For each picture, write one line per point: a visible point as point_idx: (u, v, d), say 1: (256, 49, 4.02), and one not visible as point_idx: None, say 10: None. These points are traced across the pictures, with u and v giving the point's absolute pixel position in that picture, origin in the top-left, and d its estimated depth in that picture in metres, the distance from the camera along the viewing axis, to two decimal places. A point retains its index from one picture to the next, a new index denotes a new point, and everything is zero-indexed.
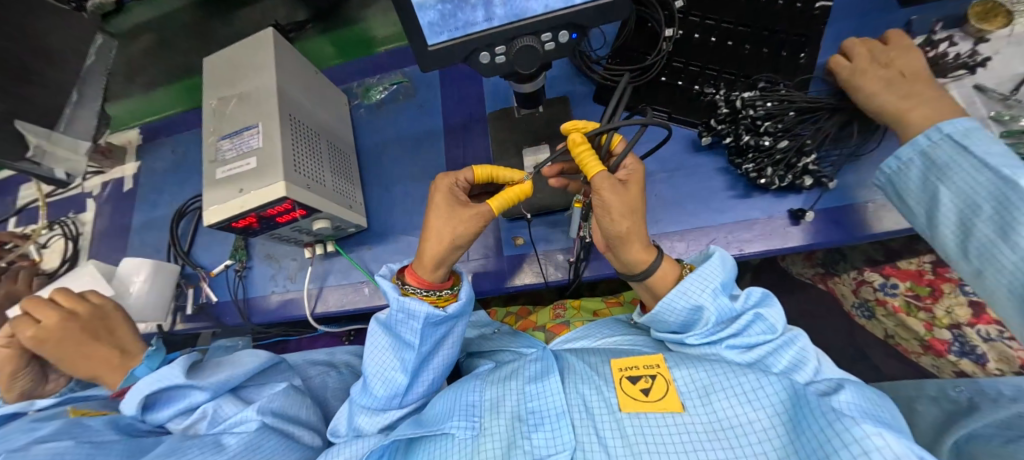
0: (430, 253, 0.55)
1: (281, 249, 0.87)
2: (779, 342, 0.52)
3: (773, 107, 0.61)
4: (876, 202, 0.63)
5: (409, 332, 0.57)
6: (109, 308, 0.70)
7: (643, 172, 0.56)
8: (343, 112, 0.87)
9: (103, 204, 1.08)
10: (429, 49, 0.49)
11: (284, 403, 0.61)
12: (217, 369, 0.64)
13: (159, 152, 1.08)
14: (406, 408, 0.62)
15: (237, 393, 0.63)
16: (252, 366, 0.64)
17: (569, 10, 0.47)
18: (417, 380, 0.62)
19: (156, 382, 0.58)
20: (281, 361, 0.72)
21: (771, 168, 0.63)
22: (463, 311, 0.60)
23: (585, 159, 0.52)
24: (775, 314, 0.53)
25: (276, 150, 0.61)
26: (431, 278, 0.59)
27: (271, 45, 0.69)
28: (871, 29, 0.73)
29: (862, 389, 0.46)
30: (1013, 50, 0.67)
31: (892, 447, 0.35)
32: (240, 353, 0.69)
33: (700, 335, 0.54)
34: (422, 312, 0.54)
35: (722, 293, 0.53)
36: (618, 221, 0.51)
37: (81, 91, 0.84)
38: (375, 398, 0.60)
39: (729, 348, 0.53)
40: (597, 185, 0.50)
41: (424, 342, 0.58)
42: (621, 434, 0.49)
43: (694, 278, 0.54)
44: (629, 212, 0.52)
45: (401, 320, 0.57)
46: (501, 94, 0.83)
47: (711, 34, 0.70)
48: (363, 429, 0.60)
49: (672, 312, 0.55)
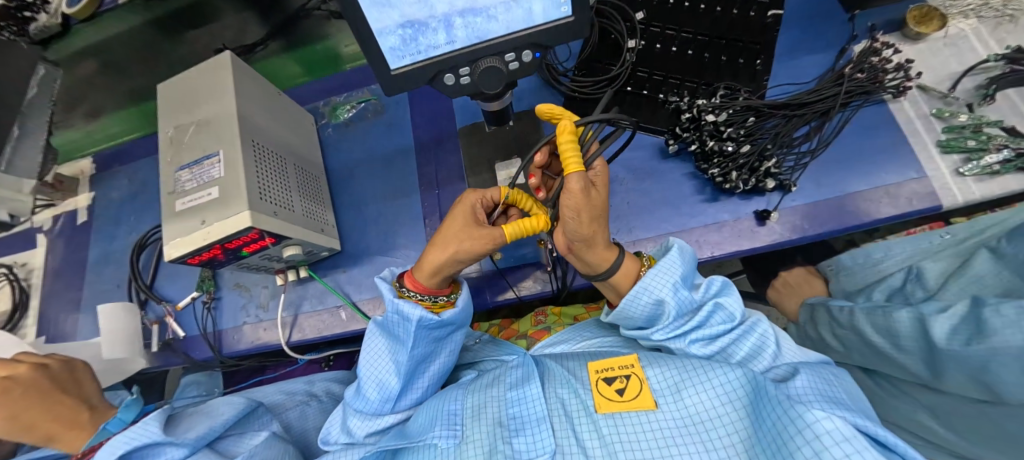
0: (432, 260, 0.58)
1: (251, 277, 0.85)
2: (741, 332, 0.54)
3: (733, 116, 0.66)
4: (836, 199, 0.65)
5: (405, 336, 0.58)
6: (77, 365, 0.69)
7: (608, 179, 0.57)
8: (310, 132, 0.85)
9: (56, 239, 1.02)
10: (391, 72, 0.49)
11: (262, 452, 0.59)
12: (193, 422, 0.62)
13: (114, 181, 1.03)
14: (399, 414, 0.63)
15: (215, 448, 0.62)
16: (230, 415, 0.64)
17: (532, 30, 0.48)
18: (410, 387, 0.63)
19: (131, 440, 0.55)
20: (259, 406, 0.72)
21: (736, 172, 0.65)
22: (458, 320, 0.61)
23: (565, 154, 0.48)
24: (732, 304, 0.55)
25: (239, 178, 0.59)
26: (429, 285, 0.61)
27: (229, 69, 0.67)
28: (820, 34, 0.77)
29: (813, 371, 0.47)
30: (949, 50, 0.72)
31: (841, 429, 0.37)
32: (215, 403, 0.68)
33: (665, 330, 0.55)
34: (417, 315, 0.55)
35: (679, 285, 0.55)
36: (586, 225, 0.52)
37: (24, 126, 0.79)
38: (368, 403, 0.61)
39: (697, 343, 0.54)
40: (571, 187, 0.48)
41: (419, 347, 0.59)
42: (598, 435, 0.50)
43: (657, 273, 0.56)
44: (593, 217, 0.53)
45: (395, 322, 0.59)
46: (471, 109, 0.83)
47: (672, 44, 0.73)
48: (356, 434, 0.61)
49: (637, 308, 0.57)
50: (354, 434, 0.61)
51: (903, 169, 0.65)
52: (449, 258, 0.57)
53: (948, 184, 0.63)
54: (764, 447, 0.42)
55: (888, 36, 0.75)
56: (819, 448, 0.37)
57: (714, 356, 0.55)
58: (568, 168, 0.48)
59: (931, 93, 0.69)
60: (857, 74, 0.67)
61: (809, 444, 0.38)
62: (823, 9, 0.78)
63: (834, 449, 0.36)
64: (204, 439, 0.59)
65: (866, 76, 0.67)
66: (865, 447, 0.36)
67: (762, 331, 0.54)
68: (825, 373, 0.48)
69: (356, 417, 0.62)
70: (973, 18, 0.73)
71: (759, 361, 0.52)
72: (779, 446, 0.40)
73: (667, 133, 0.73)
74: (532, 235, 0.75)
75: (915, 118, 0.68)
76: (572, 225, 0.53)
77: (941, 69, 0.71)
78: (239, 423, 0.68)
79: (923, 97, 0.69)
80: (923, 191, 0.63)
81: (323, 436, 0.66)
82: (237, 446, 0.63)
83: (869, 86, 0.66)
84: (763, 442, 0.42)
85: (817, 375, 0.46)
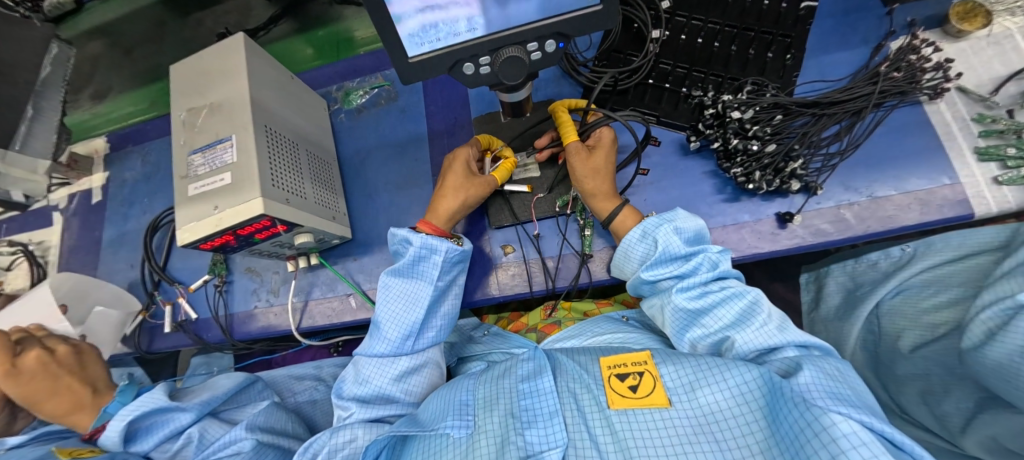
0: (446, 205, 0.65)
1: (262, 262, 0.85)
2: (730, 292, 0.54)
3: (759, 111, 0.63)
4: (861, 204, 0.63)
5: (426, 270, 0.63)
6: (84, 347, 0.69)
7: (615, 140, 0.66)
8: (322, 117, 0.84)
9: (71, 218, 1.03)
10: (409, 60, 0.48)
11: (269, 419, 0.61)
12: (194, 395, 0.64)
13: (128, 161, 1.03)
14: (413, 358, 0.64)
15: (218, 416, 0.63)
16: (230, 387, 0.66)
17: (556, 19, 0.46)
18: (428, 322, 0.65)
19: (135, 409, 0.56)
20: (257, 380, 0.74)
21: (759, 171, 0.62)
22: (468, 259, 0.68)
23: (563, 128, 0.64)
24: (720, 256, 0.57)
25: (251, 163, 0.58)
26: (443, 229, 0.66)
27: (243, 51, 0.66)
28: (855, 29, 0.73)
29: (827, 367, 0.46)
30: (993, 50, 0.67)
31: (859, 433, 0.36)
32: (214, 378, 0.70)
33: (651, 272, 0.58)
34: (445, 247, 0.61)
35: (672, 231, 0.57)
36: (581, 181, 0.63)
37: (36, 105, 0.79)
38: (388, 342, 0.62)
39: (681, 293, 0.56)
40: (568, 151, 0.63)
41: (443, 278, 0.63)
42: (610, 430, 0.49)
43: (654, 218, 0.59)
44: (593, 174, 0.62)
45: (422, 257, 0.62)
46: (487, 98, 0.81)
47: (698, 35, 0.71)
48: (372, 380, 0.62)
49: (631, 251, 0.61)
50: (372, 382, 0.62)
51: (935, 175, 0.62)
52: (458, 204, 0.65)
53: (983, 193, 0.60)
54: (782, 449, 0.40)
55: (927, 33, 0.71)
56: (837, 452, 0.35)
57: (701, 315, 0.55)
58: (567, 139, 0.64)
59: (970, 95, 0.65)
60: (893, 73, 0.64)
61: (827, 449, 0.36)
62: (857, 3, 0.74)
63: (852, 452, 0.34)
64: (208, 406, 0.61)
65: (904, 75, 0.63)
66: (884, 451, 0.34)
67: (752, 295, 0.54)
68: (839, 369, 0.46)
69: (371, 364, 0.63)
70: (1020, 16, 0.69)
71: (749, 326, 0.51)
72: (797, 449, 0.39)
73: (689, 129, 0.71)
74: (546, 228, 0.73)
75: (952, 121, 0.65)
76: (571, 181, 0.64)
77: (983, 70, 0.67)
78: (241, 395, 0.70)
79: (962, 99, 0.66)
80: (955, 199, 0.60)
81: (336, 389, 0.65)
82: (239, 414, 0.65)
83: (904, 86, 0.63)
84: (780, 445, 0.41)
85: (824, 369, 0.45)
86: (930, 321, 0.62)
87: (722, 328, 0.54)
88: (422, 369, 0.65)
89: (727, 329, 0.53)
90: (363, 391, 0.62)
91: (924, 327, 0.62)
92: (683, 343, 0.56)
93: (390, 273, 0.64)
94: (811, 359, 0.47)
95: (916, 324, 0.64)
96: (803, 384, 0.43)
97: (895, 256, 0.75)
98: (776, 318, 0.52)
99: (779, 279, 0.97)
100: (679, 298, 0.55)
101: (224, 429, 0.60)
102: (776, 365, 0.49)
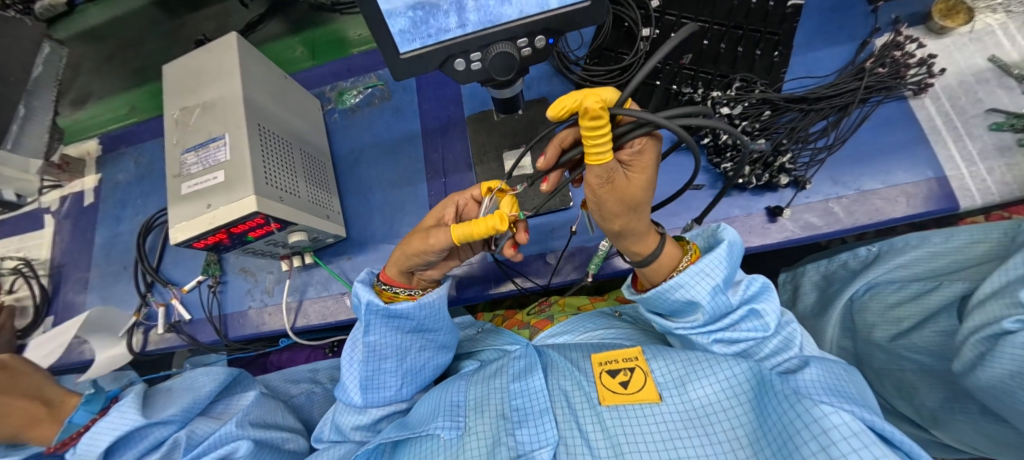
0: (396, 258, 0.60)
1: (257, 262, 0.85)
2: (765, 333, 0.50)
3: (749, 109, 0.64)
4: (849, 197, 0.64)
5: (364, 322, 0.60)
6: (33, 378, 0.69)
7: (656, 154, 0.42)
8: (316, 116, 0.84)
9: (63, 220, 1.02)
10: (401, 57, 0.48)
11: (259, 414, 0.63)
12: (174, 398, 0.63)
13: (120, 163, 1.02)
14: (379, 409, 0.62)
15: (206, 414, 0.64)
16: (212, 386, 0.65)
17: (546, 15, 0.46)
18: (383, 382, 0.61)
19: (115, 426, 0.57)
20: (243, 372, 0.74)
21: (749, 166, 0.64)
22: (417, 314, 0.58)
23: (587, 146, 0.37)
24: (766, 305, 0.50)
25: (244, 160, 0.58)
26: (400, 280, 0.63)
27: (235, 50, 0.66)
28: (841, 26, 0.75)
29: (822, 364, 0.46)
30: (975, 46, 0.69)
31: (850, 424, 0.36)
32: (193, 375, 0.68)
33: (691, 327, 0.51)
34: (364, 298, 0.57)
35: (721, 291, 0.49)
36: (610, 219, 0.46)
37: (29, 104, 0.78)
38: (353, 396, 0.61)
39: (722, 345, 0.51)
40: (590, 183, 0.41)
41: (376, 331, 0.59)
42: (601, 426, 0.50)
43: (694, 271, 0.49)
44: (626, 210, 0.45)
45: (358, 307, 0.60)
46: (480, 97, 0.82)
47: (687, 33, 0.72)
48: (345, 428, 0.60)
49: (662, 302, 0.52)
50: (344, 430, 0.61)
51: (920, 167, 0.63)
52: (402, 254, 0.58)
53: (967, 185, 0.61)
54: (770, 442, 0.41)
55: (911, 30, 0.72)
56: (826, 443, 0.36)
57: (733, 356, 0.51)
58: (589, 160, 0.38)
59: (953, 90, 0.67)
60: (878, 69, 0.65)
61: (816, 440, 0.37)
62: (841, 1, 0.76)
63: (842, 444, 0.35)
64: (189, 413, 0.61)
65: (888, 71, 0.65)
66: (873, 441, 0.35)
67: (791, 334, 0.50)
68: (832, 365, 0.47)
69: (346, 412, 0.62)
70: (1001, 13, 0.70)
71: (775, 360, 0.49)
72: (784, 440, 0.39)
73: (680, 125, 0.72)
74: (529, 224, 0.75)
75: (936, 115, 0.66)
76: (595, 216, 0.47)
77: (966, 65, 0.68)
78: (228, 389, 0.70)
79: (946, 94, 0.67)
80: (941, 191, 0.61)
81: (317, 432, 0.66)
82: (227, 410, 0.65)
83: (890, 82, 0.65)
84: (769, 438, 0.42)
85: (819, 365, 0.46)
86: (894, 315, 0.62)
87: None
88: (391, 416, 0.63)
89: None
90: (337, 435, 0.62)
91: (889, 321, 0.62)
92: None
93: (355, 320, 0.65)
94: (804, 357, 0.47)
95: (881, 319, 0.64)
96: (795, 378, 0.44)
97: (861, 256, 0.75)
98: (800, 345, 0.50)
99: (768, 275, 0.98)
100: (713, 345, 0.50)
101: (213, 425, 0.61)
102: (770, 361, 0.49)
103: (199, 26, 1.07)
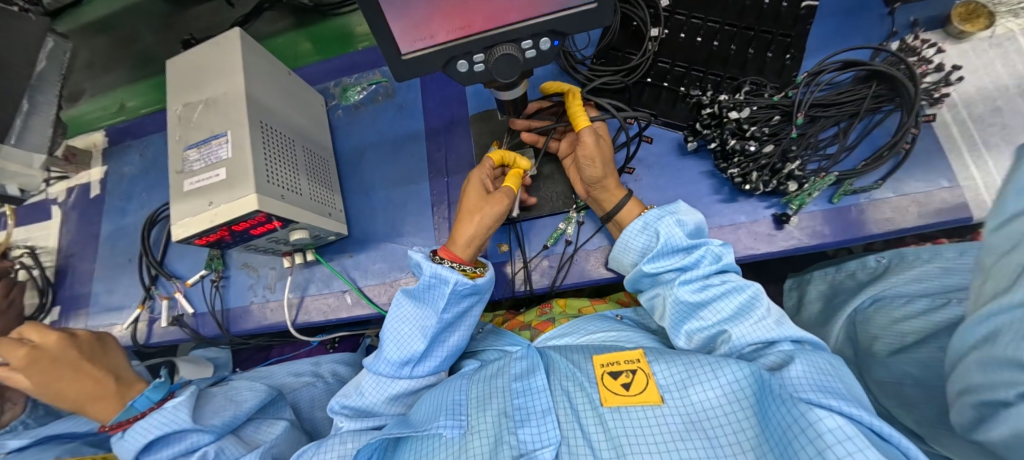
0: (465, 231, 0.63)
1: (258, 257, 0.85)
2: (730, 286, 0.54)
3: (758, 111, 0.61)
4: (858, 206, 0.63)
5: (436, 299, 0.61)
6: (102, 348, 0.72)
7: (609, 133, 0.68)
8: (319, 113, 0.83)
9: (70, 211, 1.03)
10: (403, 57, 0.48)
11: (283, 447, 0.64)
12: (218, 407, 0.65)
13: (126, 156, 1.03)
14: (414, 380, 0.64)
15: (238, 434, 0.64)
16: (252, 405, 0.67)
17: (551, 16, 0.45)
18: (431, 353, 0.64)
19: (162, 425, 0.58)
20: (278, 395, 0.75)
21: (756, 172, 0.62)
22: (486, 289, 0.64)
23: (576, 112, 0.61)
24: (722, 249, 0.56)
25: (246, 158, 0.58)
26: (462, 256, 0.64)
27: (238, 44, 0.65)
28: (855, 29, 0.73)
29: (818, 361, 0.45)
30: (995, 52, 0.66)
31: (845, 428, 0.35)
32: (242, 390, 0.71)
33: (650, 262, 0.58)
34: (452, 279, 0.58)
35: (674, 223, 0.58)
36: (596, 167, 0.61)
37: (33, 100, 0.79)
38: (390, 363, 0.63)
39: (683, 285, 0.55)
40: (583, 137, 0.60)
41: (447, 310, 0.61)
42: (604, 428, 0.49)
43: (655, 211, 0.60)
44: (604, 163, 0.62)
45: (433, 286, 0.60)
46: (484, 95, 0.81)
47: (697, 34, 0.70)
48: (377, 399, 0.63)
49: (631, 242, 0.61)
50: (370, 395, 0.64)
51: (934, 177, 0.62)
52: (478, 225, 0.63)
53: (981, 195, 0.60)
54: (772, 446, 0.40)
55: (929, 34, 0.70)
56: (822, 447, 0.35)
57: (700, 307, 0.55)
58: (579, 123, 0.61)
59: (969, 100, 0.65)
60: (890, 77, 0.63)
61: (814, 444, 0.36)
62: (856, 2, 0.74)
63: (837, 447, 0.34)
64: (227, 427, 0.62)
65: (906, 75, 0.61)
66: (868, 445, 0.34)
67: (752, 289, 0.53)
68: (833, 365, 0.46)
69: (375, 378, 0.64)
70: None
71: (747, 319, 0.51)
72: (785, 444, 0.39)
73: (686, 129, 0.71)
74: (529, 229, 0.73)
75: (951, 123, 0.64)
76: (584, 167, 0.61)
77: (985, 72, 0.66)
78: (263, 412, 0.71)
79: (962, 103, 0.65)
80: (952, 201, 0.60)
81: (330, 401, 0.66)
82: (258, 435, 0.65)
83: None
84: (770, 441, 0.41)
85: (817, 364, 0.45)
86: (899, 330, 0.61)
87: (720, 321, 0.53)
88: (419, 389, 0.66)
89: (723, 321, 0.53)
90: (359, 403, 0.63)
91: (893, 336, 0.62)
92: (679, 336, 0.55)
93: (404, 293, 0.64)
94: (800, 355, 0.46)
95: (885, 333, 0.63)
96: (793, 378, 0.43)
97: (871, 267, 0.74)
98: (775, 314, 0.51)
99: (773, 281, 0.96)
100: (680, 290, 0.55)
101: (240, 450, 0.60)
102: (767, 360, 0.49)
103: (189, 23, 1.05)
